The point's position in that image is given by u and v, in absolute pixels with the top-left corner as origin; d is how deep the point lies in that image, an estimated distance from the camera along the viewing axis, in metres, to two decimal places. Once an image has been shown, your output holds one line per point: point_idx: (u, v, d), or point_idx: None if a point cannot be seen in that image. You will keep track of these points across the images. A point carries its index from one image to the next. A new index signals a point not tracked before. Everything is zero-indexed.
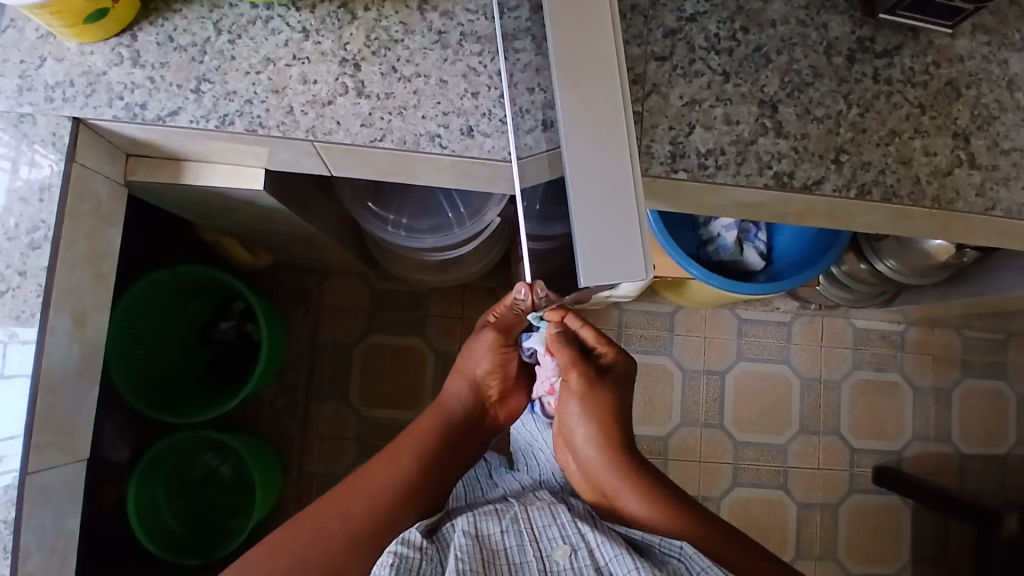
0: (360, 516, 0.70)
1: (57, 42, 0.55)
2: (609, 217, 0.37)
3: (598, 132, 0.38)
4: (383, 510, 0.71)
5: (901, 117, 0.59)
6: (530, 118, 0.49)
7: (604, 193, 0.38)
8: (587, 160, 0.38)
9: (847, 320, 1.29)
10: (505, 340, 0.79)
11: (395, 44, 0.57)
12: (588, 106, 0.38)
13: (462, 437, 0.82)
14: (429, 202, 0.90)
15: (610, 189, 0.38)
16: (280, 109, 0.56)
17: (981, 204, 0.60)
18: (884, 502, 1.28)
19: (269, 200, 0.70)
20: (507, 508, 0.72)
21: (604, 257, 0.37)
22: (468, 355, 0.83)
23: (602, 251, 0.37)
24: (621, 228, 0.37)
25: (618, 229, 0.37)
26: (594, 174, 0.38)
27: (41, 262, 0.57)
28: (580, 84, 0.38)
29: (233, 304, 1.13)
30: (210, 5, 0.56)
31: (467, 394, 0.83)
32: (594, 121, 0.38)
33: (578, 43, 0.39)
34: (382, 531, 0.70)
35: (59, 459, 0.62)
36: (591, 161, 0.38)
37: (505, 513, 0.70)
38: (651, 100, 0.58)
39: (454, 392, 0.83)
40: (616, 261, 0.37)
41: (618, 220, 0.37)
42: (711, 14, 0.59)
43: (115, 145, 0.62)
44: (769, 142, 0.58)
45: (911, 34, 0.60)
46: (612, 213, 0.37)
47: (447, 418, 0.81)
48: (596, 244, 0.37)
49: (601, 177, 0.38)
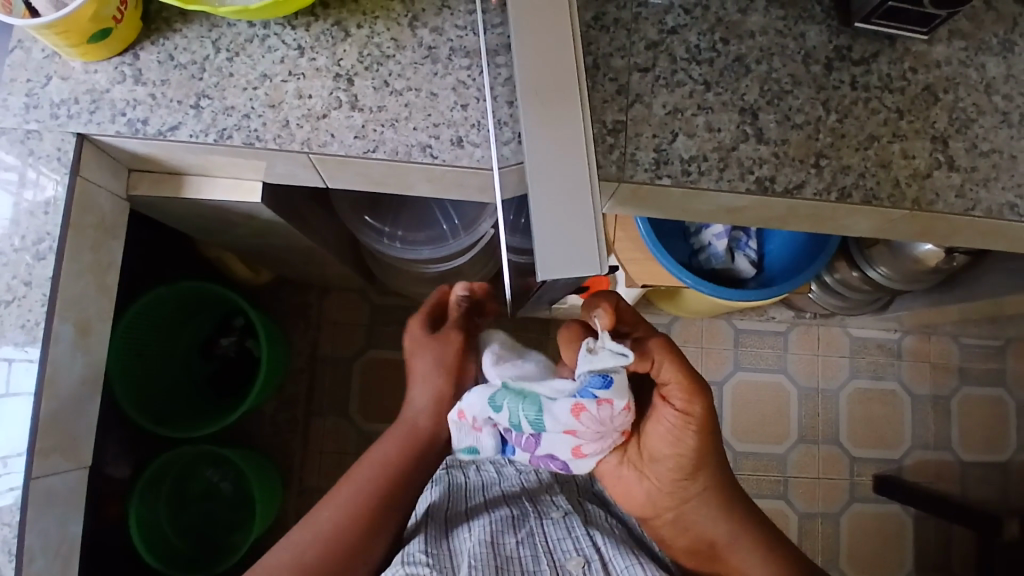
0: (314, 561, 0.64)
1: (63, 62, 0.58)
2: (566, 217, 0.35)
3: (558, 133, 0.36)
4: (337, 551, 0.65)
5: (879, 122, 0.61)
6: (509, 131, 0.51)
7: (563, 193, 0.35)
8: (544, 162, 0.36)
9: (843, 329, 1.30)
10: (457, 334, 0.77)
11: (388, 60, 0.59)
12: (546, 93, 0.37)
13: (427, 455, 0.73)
14: (425, 215, 0.92)
15: (568, 177, 0.36)
16: (277, 123, 0.58)
17: (961, 205, 0.61)
18: (884, 511, 1.28)
19: (268, 213, 0.72)
20: (524, 518, 0.75)
21: (559, 259, 0.34)
22: (426, 356, 0.76)
23: (560, 251, 0.34)
24: (578, 229, 0.35)
25: (577, 217, 0.35)
26: (551, 174, 0.36)
27: (46, 272, 0.58)
28: (538, 73, 0.37)
29: (233, 320, 1.14)
30: (209, 25, 0.58)
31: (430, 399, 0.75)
32: (553, 121, 0.36)
33: (536, 31, 0.37)
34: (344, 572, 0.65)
35: (62, 466, 0.63)
36: (550, 149, 0.36)
37: (522, 526, 0.74)
38: (634, 109, 0.59)
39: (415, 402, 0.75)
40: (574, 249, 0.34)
41: (575, 220, 0.35)
42: (691, 27, 0.61)
43: (119, 161, 0.64)
44: (751, 148, 0.60)
45: (888, 42, 0.62)
46: (569, 215, 0.35)
47: (409, 432, 0.73)
48: (552, 245, 0.35)
49: (560, 177, 0.36)
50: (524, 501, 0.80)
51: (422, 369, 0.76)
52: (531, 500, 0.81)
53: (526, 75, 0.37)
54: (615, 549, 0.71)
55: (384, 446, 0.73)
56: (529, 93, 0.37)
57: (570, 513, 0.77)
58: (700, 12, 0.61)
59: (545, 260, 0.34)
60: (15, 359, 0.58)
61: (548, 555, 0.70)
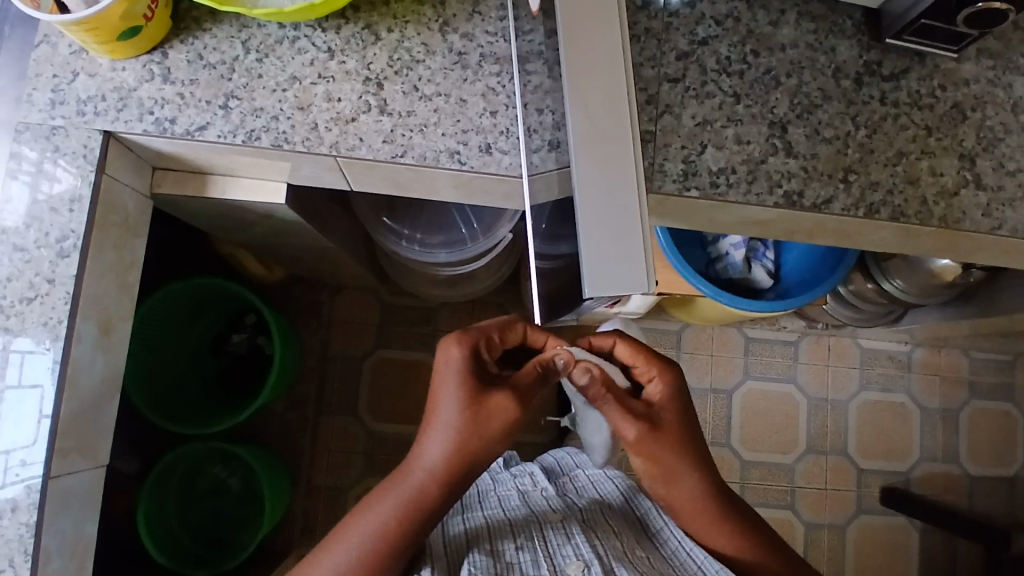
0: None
1: (90, 58, 0.58)
2: (612, 229, 0.35)
3: (604, 145, 0.36)
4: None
5: (908, 138, 0.61)
6: (539, 138, 0.51)
7: (607, 205, 0.35)
8: (591, 174, 0.36)
9: (854, 340, 1.30)
10: (480, 363, 0.56)
11: (417, 64, 0.59)
12: (593, 105, 0.37)
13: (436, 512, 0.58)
14: (442, 218, 0.93)
15: (613, 191, 0.35)
16: (306, 125, 0.58)
17: (988, 224, 0.61)
18: (891, 523, 1.28)
19: (289, 213, 0.72)
20: (523, 523, 0.74)
21: (606, 271, 0.34)
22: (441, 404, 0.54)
23: (606, 263, 0.34)
24: (622, 243, 0.34)
25: (622, 234, 0.35)
26: (598, 186, 0.35)
27: (69, 270, 0.58)
28: (585, 82, 0.37)
29: (246, 316, 1.13)
30: (239, 25, 0.58)
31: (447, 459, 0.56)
32: (596, 135, 0.36)
33: (585, 41, 0.38)
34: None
35: (78, 464, 0.63)
36: (598, 164, 0.36)
37: (522, 531, 0.72)
38: (664, 120, 0.59)
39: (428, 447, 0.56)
40: (621, 265, 0.34)
41: (619, 232, 0.35)
42: (722, 38, 0.61)
43: (143, 158, 0.63)
44: (780, 162, 0.60)
45: (918, 58, 0.62)
46: (615, 227, 0.35)
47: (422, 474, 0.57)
48: (598, 257, 0.34)
49: (606, 189, 0.35)
50: (522, 509, 0.79)
51: (440, 421, 0.55)
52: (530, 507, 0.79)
53: (574, 87, 0.37)
54: (620, 560, 0.67)
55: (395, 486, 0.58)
56: (576, 100, 0.37)
57: (569, 517, 0.75)
58: (731, 23, 0.61)
59: (591, 274, 0.34)
60: (32, 353, 0.57)
61: (548, 560, 0.67)
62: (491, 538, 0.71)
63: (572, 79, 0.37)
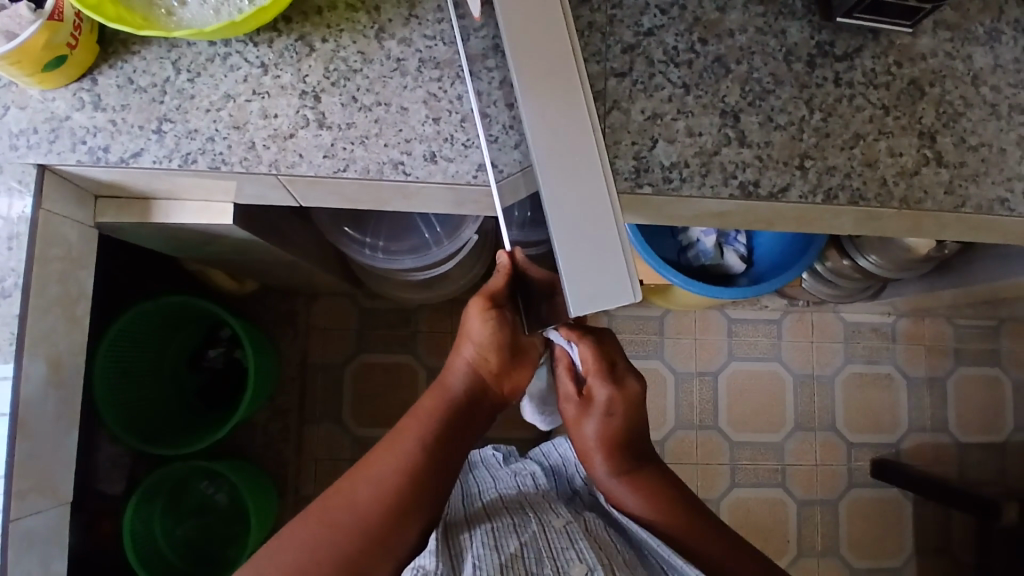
0: (371, 506, 0.63)
1: (20, 90, 0.56)
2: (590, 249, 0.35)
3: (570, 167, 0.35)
4: (393, 500, 0.64)
5: (864, 119, 0.59)
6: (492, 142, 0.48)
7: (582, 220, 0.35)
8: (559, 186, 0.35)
9: (836, 314, 1.29)
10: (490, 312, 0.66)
11: (355, 74, 0.57)
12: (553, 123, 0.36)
13: (469, 426, 0.71)
14: (405, 223, 0.92)
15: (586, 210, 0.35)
16: (242, 145, 0.56)
17: (951, 202, 0.59)
18: (883, 495, 1.28)
19: (241, 233, 0.71)
20: (528, 525, 0.72)
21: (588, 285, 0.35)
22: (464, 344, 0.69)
23: (592, 278, 0.35)
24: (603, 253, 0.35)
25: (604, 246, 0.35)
26: (573, 202, 0.35)
27: (12, 310, 0.57)
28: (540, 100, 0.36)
29: (221, 330, 1.13)
30: (168, 45, 0.56)
31: (476, 379, 0.70)
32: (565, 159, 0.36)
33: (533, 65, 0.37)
34: (396, 523, 0.63)
35: (41, 503, 0.62)
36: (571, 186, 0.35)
37: (526, 530, 0.70)
38: (613, 116, 0.58)
39: (455, 371, 0.71)
40: (605, 277, 0.35)
41: (600, 250, 0.35)
42: (668, 27, 0.59)
43: (82, 189, 0.62)
44: (733, 152, 0.58)
45: (871, 35, 0.60)
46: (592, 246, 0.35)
47: (449, 398, 0.70)
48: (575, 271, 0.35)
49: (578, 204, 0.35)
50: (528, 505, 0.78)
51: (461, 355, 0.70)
52: (536, 505, 0.77)
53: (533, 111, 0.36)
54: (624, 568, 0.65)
55: (430, 402, 0.70)
56: (537, 121, 0.36)
57: (573, 521, 0.72)
58: (677, 11, 0.59)
59: (576, 290, 0.35)
60: None
61: (550, 561, 0.65)
62: (495, 536, 0.69)
63: (531, 104, 0.37)
